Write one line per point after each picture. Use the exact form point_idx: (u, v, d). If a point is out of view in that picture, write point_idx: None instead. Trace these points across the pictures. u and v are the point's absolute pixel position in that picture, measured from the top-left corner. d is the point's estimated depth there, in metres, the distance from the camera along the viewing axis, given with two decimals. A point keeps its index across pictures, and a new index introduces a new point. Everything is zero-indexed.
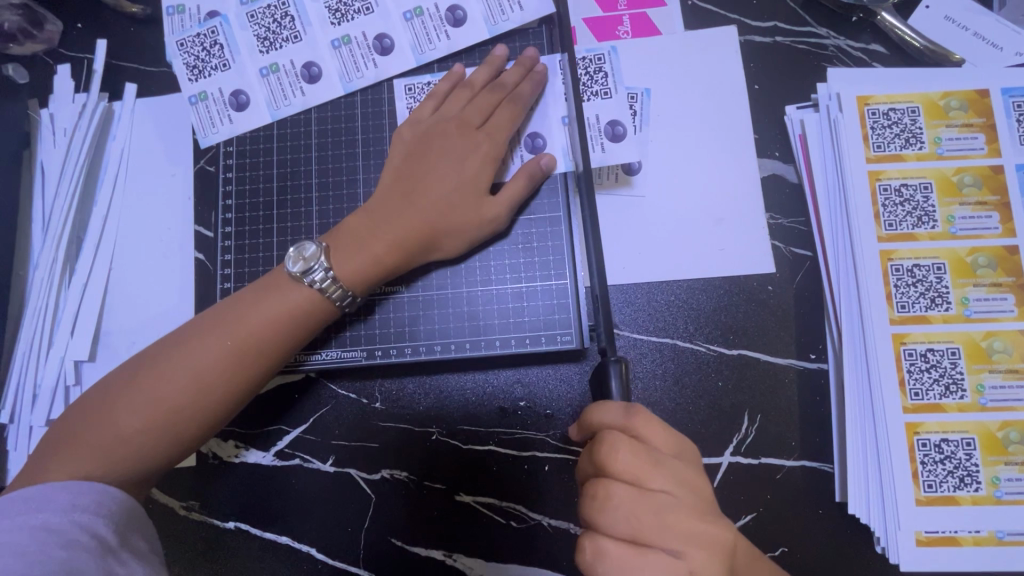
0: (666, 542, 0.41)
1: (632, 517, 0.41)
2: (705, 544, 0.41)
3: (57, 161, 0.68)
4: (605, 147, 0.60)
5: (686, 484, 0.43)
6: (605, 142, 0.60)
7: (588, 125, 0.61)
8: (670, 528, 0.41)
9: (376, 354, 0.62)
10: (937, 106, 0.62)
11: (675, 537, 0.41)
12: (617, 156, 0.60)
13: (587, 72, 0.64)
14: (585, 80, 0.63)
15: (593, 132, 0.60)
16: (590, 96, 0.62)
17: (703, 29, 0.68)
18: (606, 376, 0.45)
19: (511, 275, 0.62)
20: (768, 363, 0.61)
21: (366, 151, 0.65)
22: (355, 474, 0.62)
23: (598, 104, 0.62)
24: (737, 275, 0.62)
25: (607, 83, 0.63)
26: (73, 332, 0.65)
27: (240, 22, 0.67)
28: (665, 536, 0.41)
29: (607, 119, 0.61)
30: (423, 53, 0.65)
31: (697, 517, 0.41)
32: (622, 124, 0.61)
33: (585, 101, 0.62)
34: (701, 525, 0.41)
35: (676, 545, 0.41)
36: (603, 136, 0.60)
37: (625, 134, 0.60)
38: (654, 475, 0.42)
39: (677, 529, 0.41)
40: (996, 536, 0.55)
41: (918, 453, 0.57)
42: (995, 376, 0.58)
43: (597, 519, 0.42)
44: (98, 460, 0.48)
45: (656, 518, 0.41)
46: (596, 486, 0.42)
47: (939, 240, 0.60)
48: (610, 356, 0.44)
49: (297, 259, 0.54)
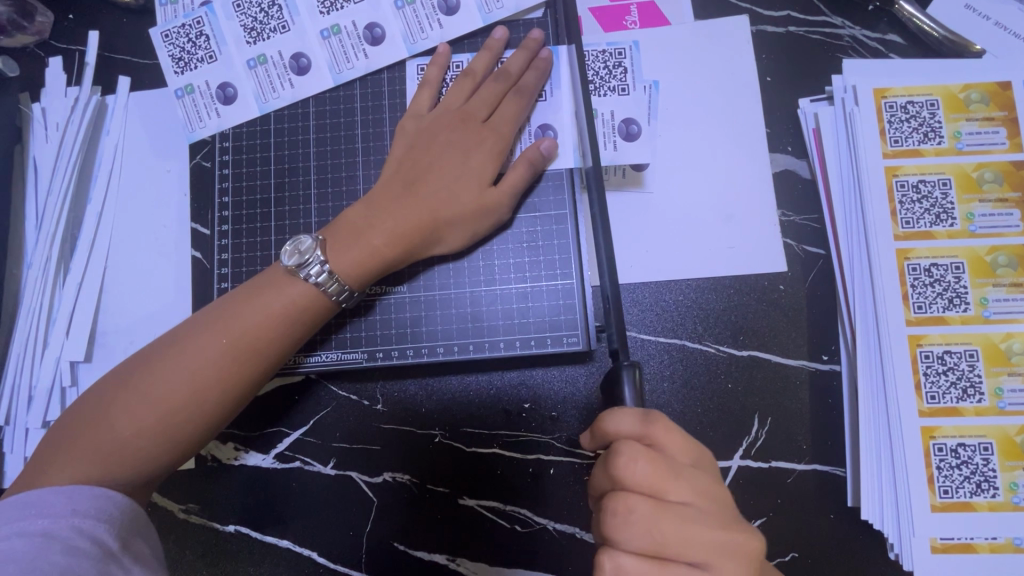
0: (687, 556, 0.40)
1: (653, 531, 0.40)
2: (730, 555, 0.40)
3: (50, 156, 0.66)
4: (617, 146, 0.59)
5: (707, 493, 0.42)
6: (618, 140, 0.59)
7: (601, 123, 0.59)
8: (692, 541, 0.40)
9: (376, 356, 0.61)
10: (957, 99, 0.60)
11: (698, 550, 0.40)
12: (629, 156, 0.59)
13: (605, 67, 0.61)
14: (603, 75, 0.61)
15: (605, 129, 0.59)
16: (606, 91, 0.61)
17: (714, 19, 0.65)
18: (618, 381, 0.43)
19: (515, 275, 0.61)
20: (779, 364, 0.59)
21: (366, 147, 0.64)
22: (356, 477, 0.61)
23: (613, 100, 0.60)
24: (748, 274, 0.61)
25: (625, 79, 0.61)
26: (68, 332, 0.64)
27: (226, 11, 0.65)
28: (688, 549, 0.40)
29: (622, 116, 0.60)
30: (415, 43, 0.63)
31: (720, 528, 0.40)
32: (637, 123, 0.59)
33: (599, 96, 0.60)
34: (724, 535, 0.40)
35: (698, 558, 0.40)
36: (615, 134, 0.59)
37: (639, 135, 0.59)
38: (674, 486, 0.41)
39: (700, 542, 0.40)
40: (1013, 543, 0.54)
41: (934, 457, 0.55)
42: (1013, 379, 0.56)
43: (618, 531, 0.40)
44: (94, 464, 0.46)
45: (677, 531, 0.40)
46: (615, 500, 0.41)
47: (957, 239, 0.59)
48: (622, 359, 0.42)
49: (294, 253, 0.52)
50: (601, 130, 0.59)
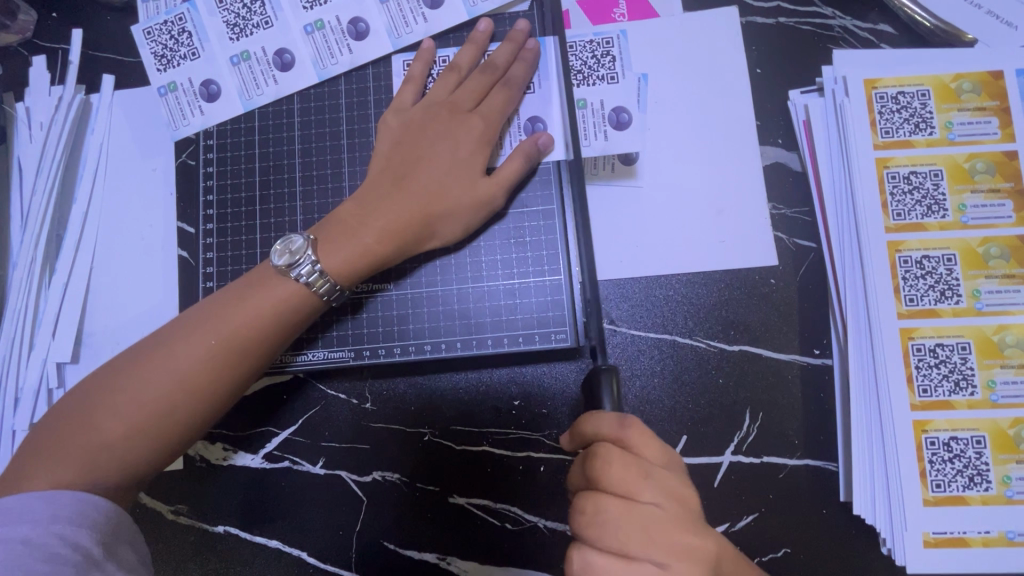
0: (653, 558, 0.39)
1: (620, 532, 0.40)
2: (693, 557, 0.39)
3: (34, 156, 0.65)
4: (607, 135, 0.58)
5: (677, 496, 0.41)
6: (608, 130, 0.58)
7: (590, 112, 0.59)
8: (657, 542, 0.39)
9: (364, 353, 0.60)
10: (948, 89, 0.60)
11: (660, 550, 0.39)
12: (619, 146, 0.58)
13: (594, 55, 0.61)
14: (592, 63, 0.61)
15: (595, 120, 0.58)
16: (595, 81, 0.60)
17: (703, 11, 0.65)
18: (597, 387, 0.45)
19: (503, 271, 0.60)
20: (770, 359, 0.59)
21: (352, 143, 0.63)
22: (346, 477, 0.60)
23: (601, 89, 0.60)
24: (738, 268, 0.60)
25: (614, 68, 0.61)
26: (54, 333, 0.63)
27: (208, 7, 0.64)
28: (650, 548, 0.39)
29: (611, 105, 0.59)
30: (400, 37, 0.62)
31: (686, 531, 0.40)
32: (627, 111, 0.59)
33: (589, 86, 0.60)
34: (689, 537, 0.40)
35: (660, 556, 0.39)
36: (605, 124, 0.58)
37: (629, 124, 0.58)
38: (645, 488, 0.40)
39: (664, 542, 0.39)
40: (1006, 537, 0.54)
41: (926, 451, 0.55)
42: (1006, 372, 0.56)
43: (590, 527, 0.40)
44: (79, 467, 0.46)
45: (642, 532, 0.39)
46: (585, 500, 0.41)
47: (949, 230, 0.58)
48: (601, 364, 0.44)
49: (283, 252, 0.52)
50: (589, 122, 0.58)
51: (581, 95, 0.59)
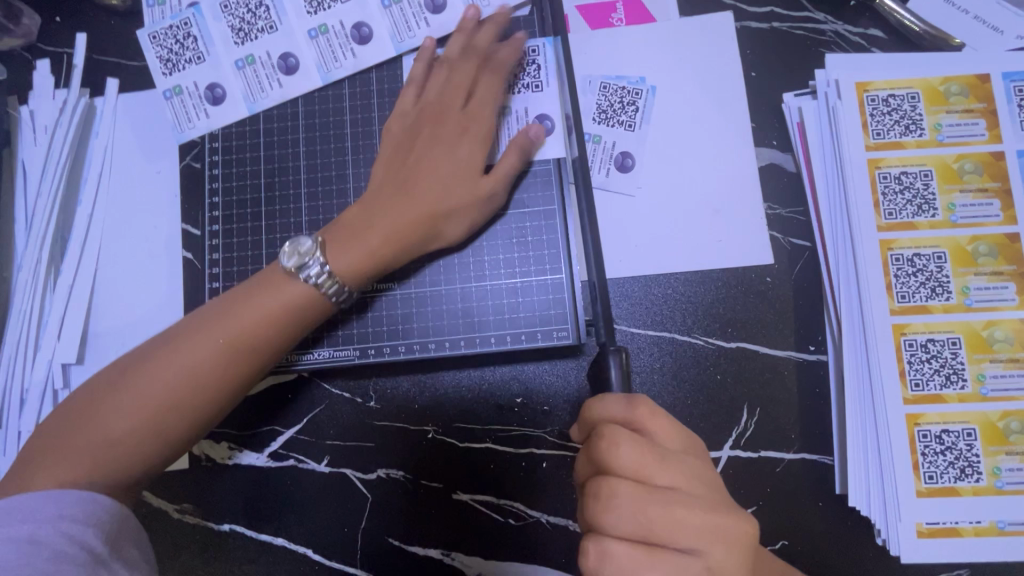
0: (676, 540, 0.40)
1: (637, 511, 0.40)
2: (722, 539, 0.40)
3: (39, 160, 0.66)
4: (609, 172, 0.64)
5: (695, 477, 0.42)
6: (611, 168, 0.64)
7: (600, 150, 0.64)
8: (680, 525, 0.40)
9: (369, 352, 0.61)
10: (937, 92, 0.61)
11: (686, 533, 0.40)
12: (618, 186, 0.63)
13: (620, 101, 0.65)
14: (616, 108, 0.65)
15: (601, 157, 0.64)
16: (612, 123, 0.65)
17: (699, 15, 0.66)
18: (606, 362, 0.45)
19: (506, 270, 0.61)
20: (767, 355, 0.60)
21: (356, 146, 0.64)
22: (350, 474, 0.61)
23: (617, 133, 0.64)
24: (735, 266, 0.62)
25: (634, 116, 0.65)
26: (59, 335, 0.64)
27: (213, 13, 0.65)
28: (676, 531, 0.40)
29: (621, 147, 0.64)
30: (402, 41, 0.63)
31: (711, 512, 0.41)
32: (633, 157, 0.64)
33: (603, 126, 0.65)
34: (717, 519, 0.40)
35: (688, 543, 0.40)
36: (610, 163, 0.64)
37: (631, 170, 0.64)
38: (659, 470, 0.41)
39: (689, 525, 0.40)
40: (997, 526, 0.55)
41: (918, 444, 0.56)
42: (995, 366, 0.57)
43: (600, 505, 0.41)
44: (85, 463, 0.46)
45: (664, 513, 0.40)
46: (600, 485, 0.41)
47: (939, 229, 0.60)
48: (609, 344, 0.44)
49: (294, 254, 0.53)
50: (597, 157, 0.64)
51: (596, 132, 0.65)
